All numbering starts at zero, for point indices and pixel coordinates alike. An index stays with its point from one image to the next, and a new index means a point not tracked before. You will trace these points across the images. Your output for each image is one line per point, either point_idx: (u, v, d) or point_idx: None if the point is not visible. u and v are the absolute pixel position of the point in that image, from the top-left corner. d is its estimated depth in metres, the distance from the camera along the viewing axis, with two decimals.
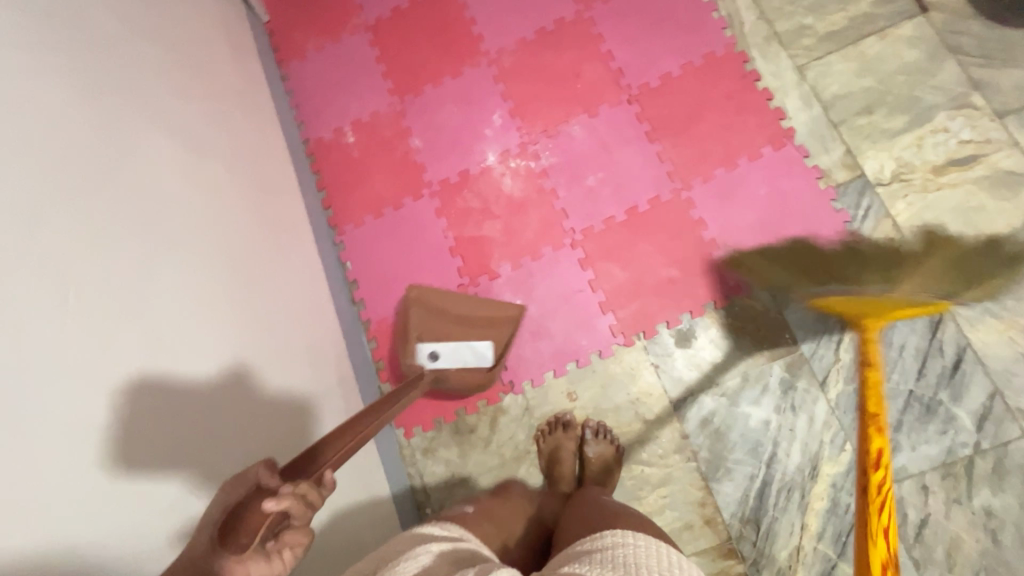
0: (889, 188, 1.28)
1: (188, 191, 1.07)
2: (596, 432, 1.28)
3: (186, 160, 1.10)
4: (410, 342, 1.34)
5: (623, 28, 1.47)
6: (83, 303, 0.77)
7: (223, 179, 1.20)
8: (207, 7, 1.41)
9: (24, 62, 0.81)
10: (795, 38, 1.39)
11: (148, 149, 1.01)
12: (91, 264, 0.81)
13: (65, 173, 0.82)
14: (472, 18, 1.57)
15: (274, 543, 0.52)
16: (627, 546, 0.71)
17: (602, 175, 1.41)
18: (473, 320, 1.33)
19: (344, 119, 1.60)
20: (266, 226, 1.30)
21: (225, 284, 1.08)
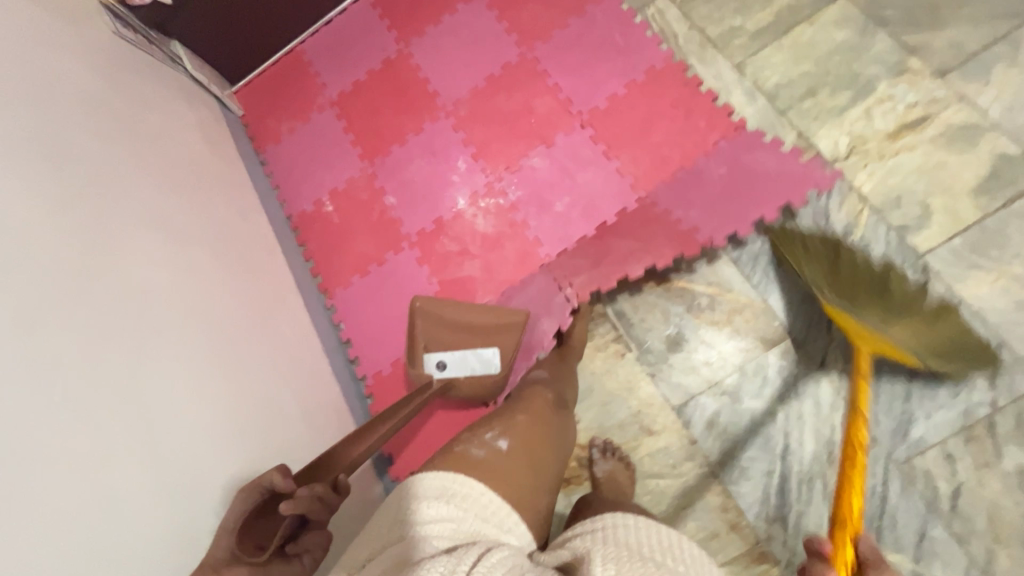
0: (847, 162, 1.29)
1: (175, 278, 1.13)
2: (603, 451, 1.26)
3: (171, 250, 1.17)
4: (417, 349, 1.37)
5: (565, 61, 1.56)
6: (87, 396, 0.82)
7: (210, 262, 1.27)
8: (182, 111, 1.53)
9: (13, 181, 0.89)
10: (729, 40, 1.45)
11: (135, 244, 1.08)
12: (90, 357, 0.86)
13: (59, 278, 0.88)
14: (425, 78, 1.67)
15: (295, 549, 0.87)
16: (623, 525, 0.78)
17: (568, 199, 1.45)
18: (476, 327, 1.36)
19: (321, 190, 1.69)
20: (257, 300, 1.35)
21: (224, 361, 1.13)
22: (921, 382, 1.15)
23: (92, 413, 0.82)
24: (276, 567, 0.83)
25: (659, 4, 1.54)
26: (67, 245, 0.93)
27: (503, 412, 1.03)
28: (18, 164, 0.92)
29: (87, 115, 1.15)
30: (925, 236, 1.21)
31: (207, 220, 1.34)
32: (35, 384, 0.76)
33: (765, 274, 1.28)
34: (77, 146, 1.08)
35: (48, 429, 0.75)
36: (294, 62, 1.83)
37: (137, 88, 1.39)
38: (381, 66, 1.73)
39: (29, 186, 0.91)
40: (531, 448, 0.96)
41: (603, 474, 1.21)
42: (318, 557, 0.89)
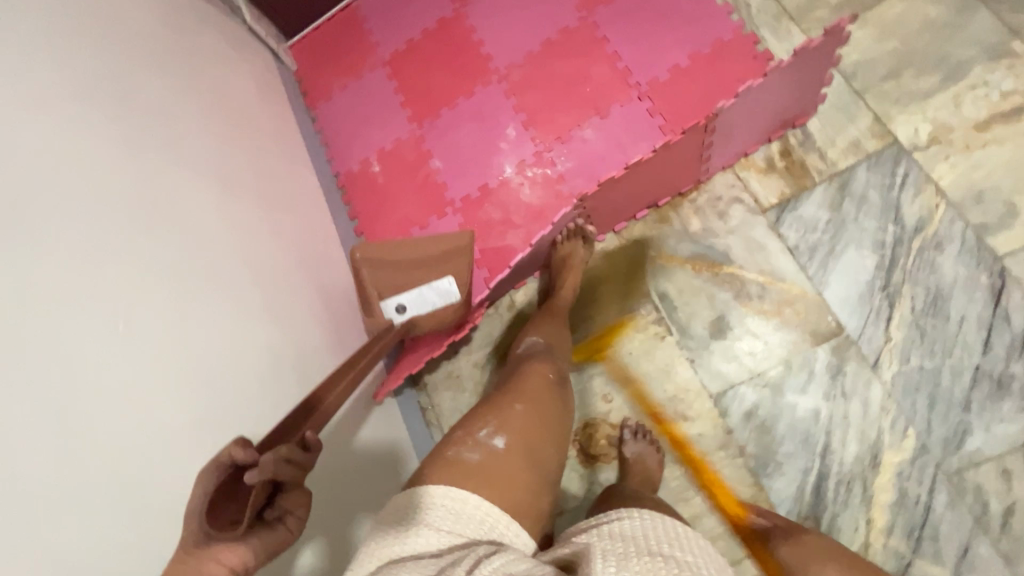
0: (927, 152, 1.19)
1: (226, 228, 1.16)
2: (635, 433, 1.23)
3: (223, 199, 1.19)
4: (371, 300, 1.32)
5: (627, 28, 1.49)
6: (139, 335, 0.85)
7: (258, 214, 1.29)
8: (239, 63, 1.55)
9: (75, 124, 0.91)
10: (806, 13, 1.35)
11: (190, 192, 1.11)
12: (143, 298, 0.89)
13: (117, 219, 0.91)
14: (480, 40, 1.63)
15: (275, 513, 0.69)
16: (630, 518, 0.73)
17: (618, 173, 1.40)
18: (428, 261, 1.33)
19: (369, 150, 1.69)
20: (301, 254, 1.38)
21: (265, 311, 1.16)
22: (983, 393, 1.08)
23: (144, 351, 0.85)
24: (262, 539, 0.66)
25: None
26: (128, 188, 0.96)
27: (498, 400, 0.98)
28: (81, 105, 0.94)
29: (147, 60, 1.17)
30: (1007, 237, 1.12)
31: (257, 172, 1.36)
32: (95, 321, 0.80)
33: (823, 266, 1.21)
34: (138, 91, 1.10)
35: (107, 365, 0.78)
36: (349, 18, 1.82)
37: (195, 36, 1.40)
38: (436, 25, 1.70)
39: (94, 129, 0.95)
40: (529, 444, 0.91)
41: (631, 455, 1.19)
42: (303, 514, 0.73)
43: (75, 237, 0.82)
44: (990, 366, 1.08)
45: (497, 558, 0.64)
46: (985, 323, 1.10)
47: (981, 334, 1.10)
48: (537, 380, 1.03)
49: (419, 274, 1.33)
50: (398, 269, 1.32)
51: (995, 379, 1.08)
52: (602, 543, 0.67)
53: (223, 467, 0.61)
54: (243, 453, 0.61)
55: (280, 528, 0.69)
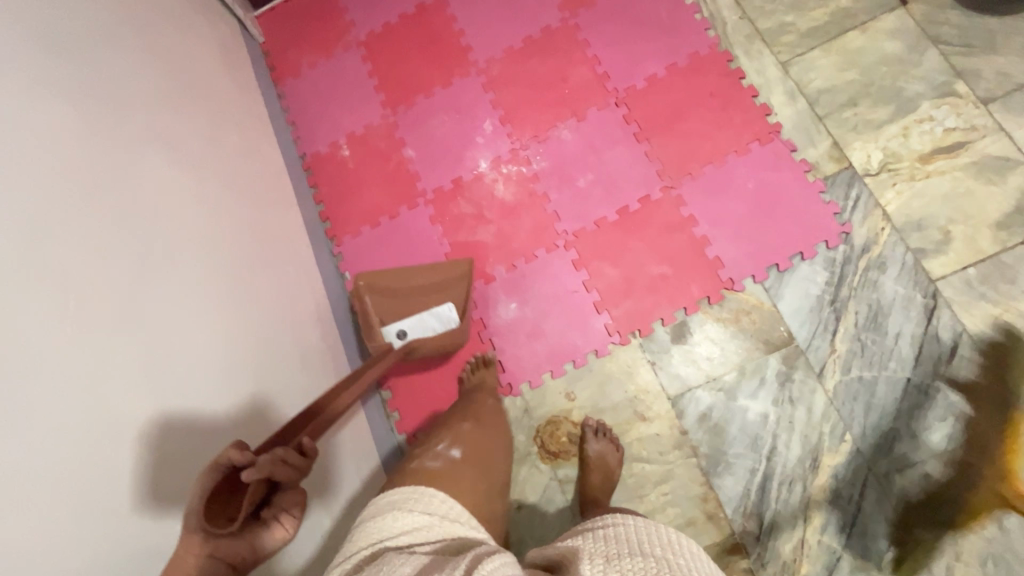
0: (877, 179, 1.28)
1: (185, 205, 1.10)
2: (595, 431, 1.27)
3: (185, 174, 1.14)
4: (373, 327, 1.39)
5: (607, 33, 1.50)
6: (94, 315, 0.80)
7: (221, 193, 1.23)
8: (202, 29, 1.46)
9: (23, 82, 0.84)
10: (777, 36, 1.41)
11: (148, 164, 1.05)
12: (100, 273, 0.84)
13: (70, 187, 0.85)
14: (460, 30, 1.61)
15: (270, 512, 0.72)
16: (625, 524, 0.73)
17: (592, 176, 1.42)
18: (428, 288, 1.41)
19: (339, 133, 1.63)
20: (265, 237, 1.32)
21: (228, 294, 1.11)
22: (911, 403, 1.18)
23: (105, 330, 0.81)
24: (254, 537, 0.69)
25: None
26: (81, 154, 0.90)
27: (449, 420, 1.06)
28: (28, 58, 0.86)
29: (104, 15, 1.09)
30: (941, 262, 1.22)
31: (219, 148, 1.30)
32: (40, 295, 0.73)
33: (778, 279, 1.28)
34: (92, 50, 1.02)
35: (54, 343, 0.72)
36: None
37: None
38: (415, 10, 1.66)
39: (42, 87, 0.87)
40: (481, 457, 0.98)
41: (594, 454, 1.24)
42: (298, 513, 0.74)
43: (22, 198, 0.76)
44: (919, 379, 1.18)
45: (498, 556, 0.62)
46: (918, 340, 1.20)
47: (913, 349, 1.20)
48: (488, 407, 1.14)
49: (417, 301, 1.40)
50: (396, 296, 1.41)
51: (923, 392, 1.18)
52: (596, 547, 0.68)
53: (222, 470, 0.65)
54: (242, 456, 0.64)
55: (273, 525, 0.71)
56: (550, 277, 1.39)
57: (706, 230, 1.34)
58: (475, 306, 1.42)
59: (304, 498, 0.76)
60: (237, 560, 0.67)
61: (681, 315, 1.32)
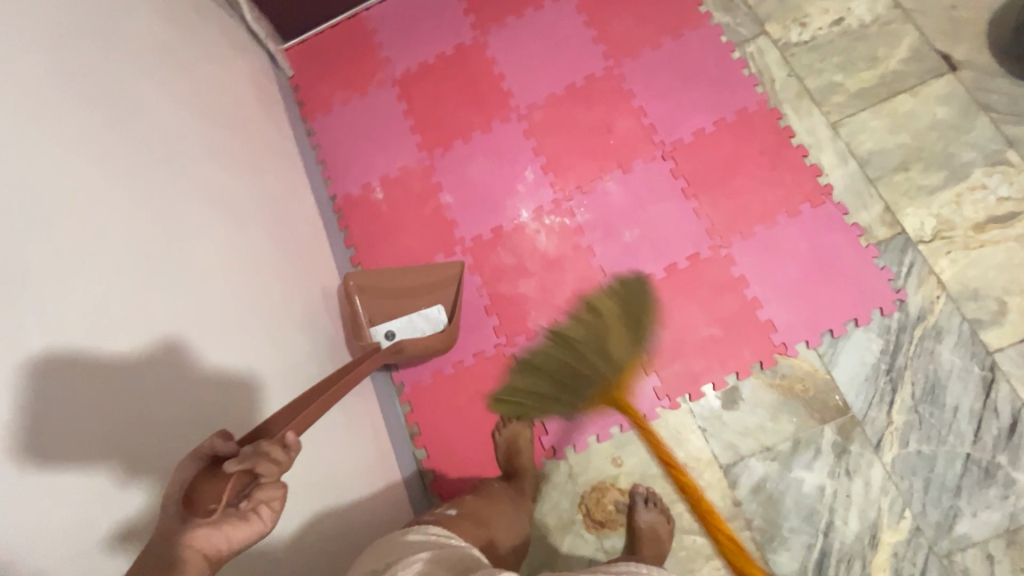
0: (931, 246, 1.27)
1: (225, 265, 1.04)
2: (646, 500, 1.22)
3: (221, 231, 1.06)
4: (362, 328, 1.39)
5: (653, 84, 1.48)
6: (135, 408, 0.74)
7: (254, 248, 1.16)
8: (237, 67, 1.40)
9: (70, 148, 0.78)
10: (826, 95, 1.40)
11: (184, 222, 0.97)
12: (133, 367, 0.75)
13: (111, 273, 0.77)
14: (500, 74, 1.58)
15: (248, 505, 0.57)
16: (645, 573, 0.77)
17: (639, 231, 1.39)
18: (418, 288, 1.40)
19: (372, 174, 1.58)
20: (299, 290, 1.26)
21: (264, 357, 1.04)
22: (972, 480, 1.15)
23: (147, 429, 0.74)
24: (231, 532, 0.57)
25: (760, 42, 1.46)
26: (128, 229, 0.83)
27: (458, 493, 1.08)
28: (81, 126, 0.81)
29: (146, 60, 1.03)
30: (998, 334, 1.20)
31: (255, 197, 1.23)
32: (84, 391, 0.67)
33: (832, 345, 1.26)
34: (138, 103, 0.96)
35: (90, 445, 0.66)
36: (356, 27, 1.70)
37: (193, 35, 1.25)
38: (453, 51, 1.62)
39: (93, 154, 0.82)
40: (481, 517, 1.01)
41: (645, 524, 1.19)
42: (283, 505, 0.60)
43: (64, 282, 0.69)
44: (979, 455, 1.16)
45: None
46: (977, 414, 1.18)
47: (972, 423, 1.17)
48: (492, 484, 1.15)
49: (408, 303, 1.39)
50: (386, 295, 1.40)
51: (983, 468, 1.15)
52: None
53: (202, 457, 0.58)
54: (225, 444, 0.58)
55: (254, 521, 0.58)
56: (595, 334, 1.35)
57: (757, 291, 1.31)
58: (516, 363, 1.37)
59: (286, 490, 0.60)
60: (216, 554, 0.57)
61: (732, 380, 1.28)
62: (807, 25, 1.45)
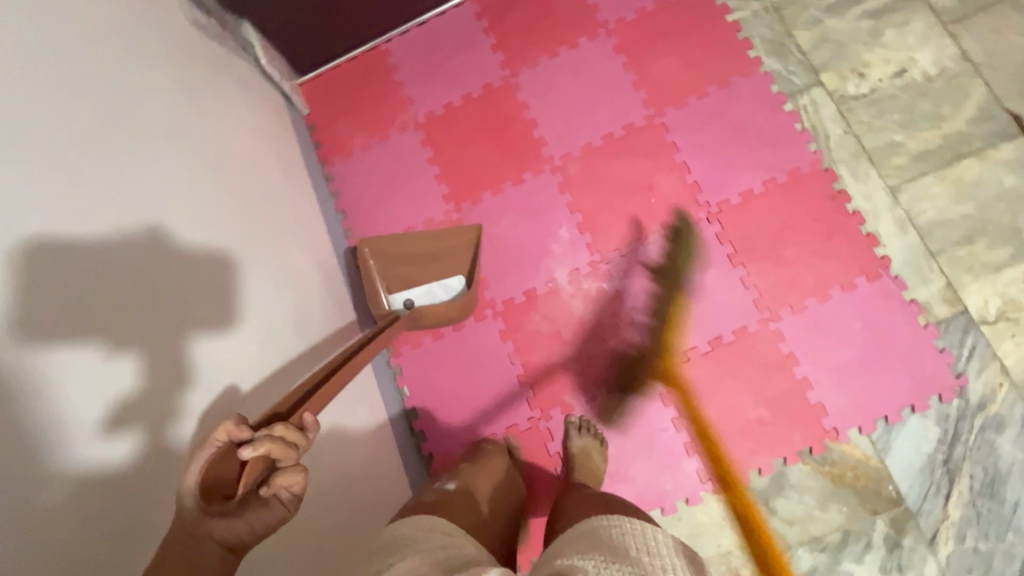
0: (994, 327, 1.20)
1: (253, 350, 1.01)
2: (579, 428, 1.25)
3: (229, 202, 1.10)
4: (380, 294, 1.41)
5: (698, 136, 1.39)
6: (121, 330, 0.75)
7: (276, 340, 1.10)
8: (252, 121, 1.31)
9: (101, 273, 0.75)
10: (885, 156, 1.30)
11: (198, 284, 0.94)
12: (135, 366, 0.75)
13: (104, 258, 0.76)
14: (533, 119, 1.48)
15: (269, 489, 0.60)
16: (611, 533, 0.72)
17: (682, 301, 1.32)
18: (435, 255, 1.41)
19: (395, 227, 1.49)
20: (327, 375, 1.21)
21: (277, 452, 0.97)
22: None
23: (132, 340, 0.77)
24: (254, 519, 0.58)
25: (814, 93, 1.36)
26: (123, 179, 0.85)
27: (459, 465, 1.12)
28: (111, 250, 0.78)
29: (166, 150, 0.97)
30: None
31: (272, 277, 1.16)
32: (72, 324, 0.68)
33: (887, 432, 1.20)
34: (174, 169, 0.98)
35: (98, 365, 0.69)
36: (376, 62, 1.59)
37: (204, 95, 1.16)
38: (481, 92, 1.52)
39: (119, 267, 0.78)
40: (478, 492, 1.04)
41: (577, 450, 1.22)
42: (302, 496, 0.62)
43: (66, 265, 0.70)
44: None
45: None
46: None
47: None
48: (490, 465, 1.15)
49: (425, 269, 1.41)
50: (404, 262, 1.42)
51: None
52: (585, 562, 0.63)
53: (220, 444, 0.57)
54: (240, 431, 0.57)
55: (275, 506, 0.60)
56: (634, 412, 1.29)
57: (807, 370, 1.24)
58: (551, 439, 1.31)
59: (306, 475, 0.61)
60: (236, 543, 0.58)
61: (781, 465, 1.22)
62: (866, 76, 1.35)
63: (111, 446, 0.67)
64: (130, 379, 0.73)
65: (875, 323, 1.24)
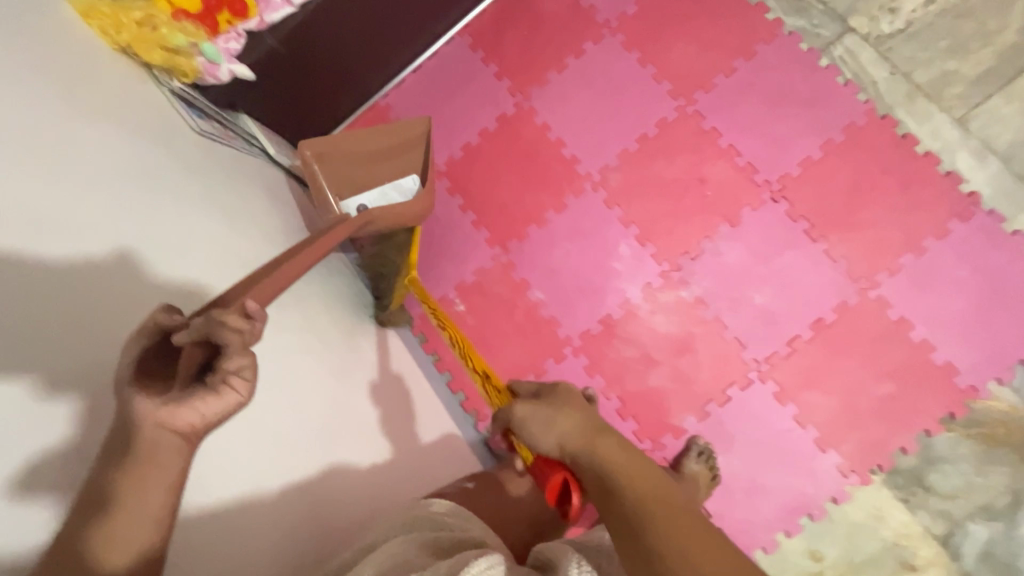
0: None
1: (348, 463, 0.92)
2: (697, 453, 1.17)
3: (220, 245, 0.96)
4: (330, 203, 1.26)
5: (738, 115, 1.31)
6: None
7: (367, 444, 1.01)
8: (282, 217, 1.23)
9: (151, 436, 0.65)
10: (942, 88, 1.22)
11: None
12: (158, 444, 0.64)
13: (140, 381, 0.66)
14: (558, 139, 1.40)
15: (215, 376, 0.52)
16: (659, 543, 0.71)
17: (770, 290, 1.23)
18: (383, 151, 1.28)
19: (445, 285, 1.41)
20: (420, 463, 1.12)
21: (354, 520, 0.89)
22: None
23: None
24: (202, 407, 0.52)
25: (848, 42, 1.28)
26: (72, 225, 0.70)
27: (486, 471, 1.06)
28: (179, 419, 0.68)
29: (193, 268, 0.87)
30: None
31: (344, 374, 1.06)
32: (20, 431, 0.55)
33: None
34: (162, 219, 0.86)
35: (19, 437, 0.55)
36: (378, 120, 1.51)
37: (231, 204, 1.07)
38: (496, 124, 1.44)
39: None
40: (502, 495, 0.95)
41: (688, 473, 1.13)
42: (256, 376, 0.53)
43: (84, 311, 0.66)
44: None
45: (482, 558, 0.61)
46: None
47: None
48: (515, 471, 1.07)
49: (377, 169, 1.30)
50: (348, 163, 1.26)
51: None
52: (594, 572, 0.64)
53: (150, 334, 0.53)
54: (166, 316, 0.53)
55: (225, 393, 0.53)
56: (752, 418, 1.20)
57: (926, 332, 1.16)
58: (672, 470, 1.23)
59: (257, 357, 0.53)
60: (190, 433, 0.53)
61: (926, 440, 1.14)
62: (898, 10, 1.27)
63: (19, 522, 0.53)
64: (64, 425, 0.59)
65: (984, 265, 1.15)
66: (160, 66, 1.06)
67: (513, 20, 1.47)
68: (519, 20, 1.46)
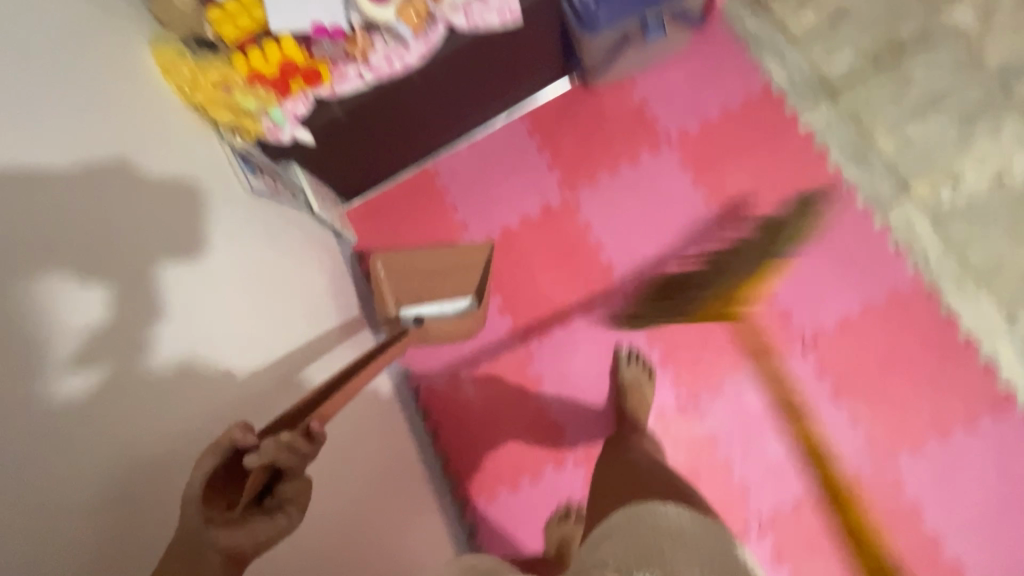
0: None
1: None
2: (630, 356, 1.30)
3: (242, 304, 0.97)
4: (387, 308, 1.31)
5: (783, 257, 1.30)
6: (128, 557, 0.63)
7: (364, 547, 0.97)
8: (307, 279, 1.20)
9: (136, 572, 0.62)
10: (994, 275, 1.21)
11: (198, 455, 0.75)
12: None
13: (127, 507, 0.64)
14: (598, 242, 1.40)
15: (275, 500, 0.62)
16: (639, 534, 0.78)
17: (785, 444, 1.22)
18: (445, 269, 1.35)
19: (459, 364, 1.39)
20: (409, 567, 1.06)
21: None
22: None
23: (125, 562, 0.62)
24: (260, 529, 0.59)
25: (905, 206, 1.28)
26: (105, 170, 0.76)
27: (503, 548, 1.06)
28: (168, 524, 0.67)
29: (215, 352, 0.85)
30: None
31: (348, 446, 1.04)
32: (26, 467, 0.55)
33: None
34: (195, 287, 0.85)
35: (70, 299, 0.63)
36: (425, 184, 1.51)
37: (270, 273, 1.08)
38: (540, 213, 1.44)
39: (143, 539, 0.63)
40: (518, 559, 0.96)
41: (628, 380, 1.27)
42: (307, 503, 0.64)
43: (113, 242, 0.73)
44: None
45: None
46: None
47: None
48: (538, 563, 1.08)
49: (436, 287, 1.35)
50: (416, 281, 1.34)
51: None
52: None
53: (224, 450, 0.59)
54: (245, 435, 0.60)
55: (278, 516, 0.61)
56: None
57: (935, 522, 1.15)
58: None
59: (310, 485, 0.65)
60: (238, 552, 0.57)
61: None
62: (960, 186, 1.26)
63: (79, 372, 0.62)
64: (102, 305, 0.67)
65: (1005, 466, 1.14)
66: (226, 124, 1.09)
67: (576, 114, 1.47)
68: (583, 114, 1.47)
